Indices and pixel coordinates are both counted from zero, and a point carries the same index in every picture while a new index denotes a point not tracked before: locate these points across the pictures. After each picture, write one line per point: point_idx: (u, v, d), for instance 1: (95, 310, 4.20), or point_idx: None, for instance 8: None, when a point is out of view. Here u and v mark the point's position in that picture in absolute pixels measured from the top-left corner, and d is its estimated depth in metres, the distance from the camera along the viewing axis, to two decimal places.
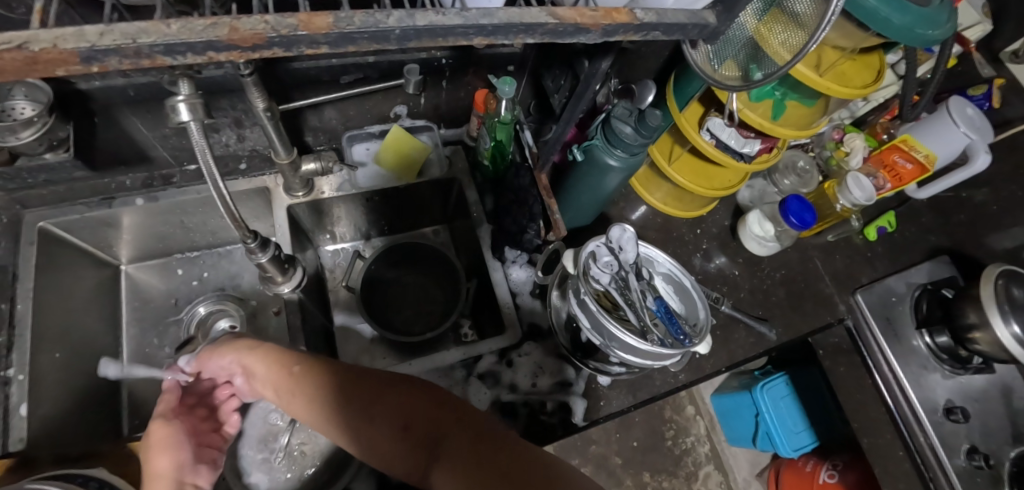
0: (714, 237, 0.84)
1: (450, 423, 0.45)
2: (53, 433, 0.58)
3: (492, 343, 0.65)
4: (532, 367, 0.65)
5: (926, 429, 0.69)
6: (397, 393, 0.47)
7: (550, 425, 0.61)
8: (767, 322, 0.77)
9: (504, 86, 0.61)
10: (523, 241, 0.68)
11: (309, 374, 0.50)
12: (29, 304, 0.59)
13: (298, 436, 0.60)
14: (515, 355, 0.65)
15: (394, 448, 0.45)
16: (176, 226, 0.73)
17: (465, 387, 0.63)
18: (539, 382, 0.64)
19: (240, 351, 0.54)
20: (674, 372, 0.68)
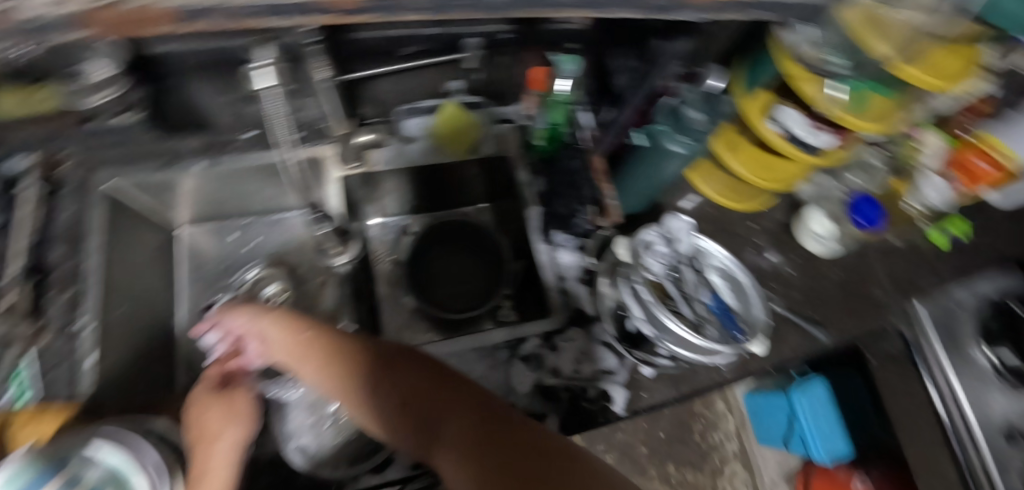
0: (768, 233, 0.80)
1: (456, 405, 0.38)
2: (118, 383, 0.61)
3: (539, 326, 0.63)
4: (575, 353, 0.64)
5: (981, 448, 0.65)
6: (397, 369, 0.41)
7: (591, 412, 0.60)
8: (819, 324, 0.74)
9: (567, 64, 0.60)
10: (573, 225, 0.68)
11: (310, 337, 0.44)
12: (98, 257, 0.62)
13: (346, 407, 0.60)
14: (559, 340, 0.64)
15: (396, 429, 0.39)
16: (233, 192, 0.75)
17: (507, 367, 0.63)
18: (581, 368, 0.63)
19: (252, 317, 0.48)
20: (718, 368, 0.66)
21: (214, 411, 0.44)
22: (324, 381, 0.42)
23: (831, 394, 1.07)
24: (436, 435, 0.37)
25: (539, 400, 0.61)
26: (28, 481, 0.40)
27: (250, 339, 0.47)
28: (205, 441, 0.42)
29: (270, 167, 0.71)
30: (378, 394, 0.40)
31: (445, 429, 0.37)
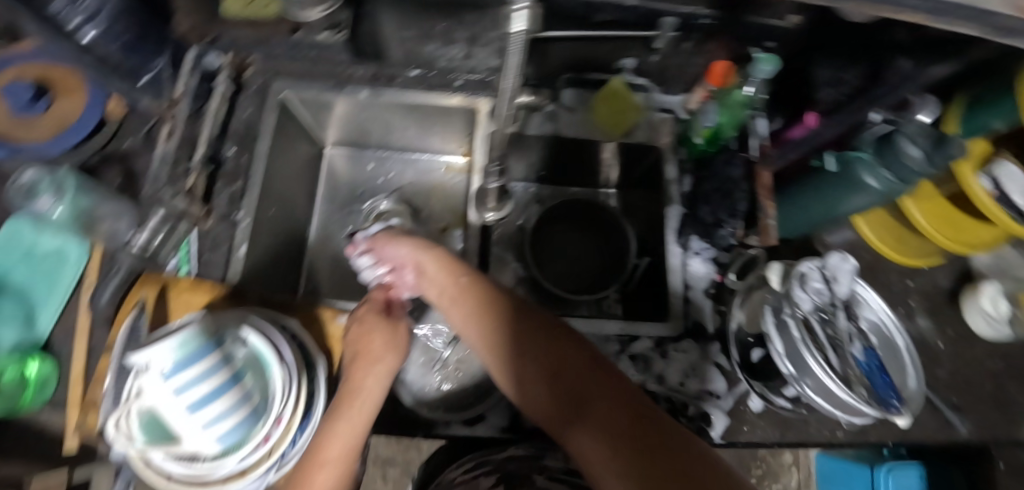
0: (926, 296, 0.71)
1: (603, 388, 0.40)
2: (258, 276, 0.66)
3: (653, 329, 0.62)
4: (685, 366, 0.61)
5: None
6: (550, 336, 0.43)
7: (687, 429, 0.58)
8: (961, 412, 0.65)
9: (765, 64, 0.55)
10: (715, 236, 0.63)
11: (462, 285, 0.47)
12: (261, 162, 0.66)
13: (459, 352, 0.63)
14: (671, 348, 0.61)
15: (537, 393, 0.42)
16: (382, 125, 0.78)
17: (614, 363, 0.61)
18: (688, 383, 0.60)
19: (417, 250, 0.52)
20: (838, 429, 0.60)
21: (378, 334, 0.48)
22: (471, 330, 0.45)
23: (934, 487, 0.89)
24: (580, 412, 0.39)
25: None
26: (197, 350, 0.44)
27: (409, 270, 0.52)
28: (366, 361, 0.46)
29: (424, 108, 0.71)
30: (525, 357, 0.43)
31: (593, 409, 0.39)
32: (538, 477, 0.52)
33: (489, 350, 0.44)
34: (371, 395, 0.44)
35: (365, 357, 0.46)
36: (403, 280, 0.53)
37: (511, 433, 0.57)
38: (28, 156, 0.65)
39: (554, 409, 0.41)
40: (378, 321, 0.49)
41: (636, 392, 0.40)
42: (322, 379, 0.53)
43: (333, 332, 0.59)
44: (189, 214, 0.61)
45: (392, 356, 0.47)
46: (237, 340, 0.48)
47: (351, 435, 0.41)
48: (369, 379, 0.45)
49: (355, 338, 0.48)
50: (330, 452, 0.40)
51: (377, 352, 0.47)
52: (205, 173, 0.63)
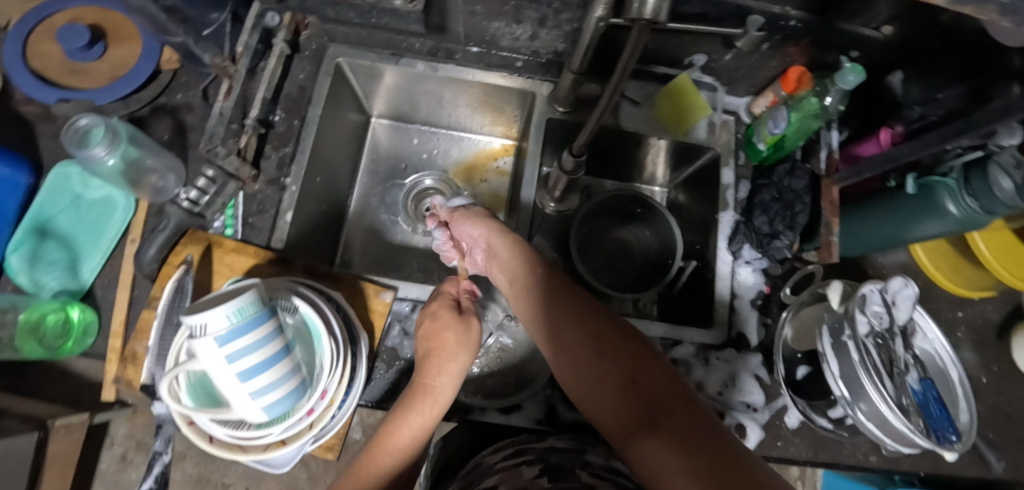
0: (975, 330, 0.69)
1: (677, 400, 0.40)
2: (301, 242, 0.66)
3: (696, 334, 0.61)
4: (725, 375, 0.59)
5: None
6: (627, 344, 0.44)
7: None
8: (997, 450, 0.64)
9: (850, 74, 0.53)
10: (769, 247, 0.61)
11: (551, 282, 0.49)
12: (311, 128, 0.65)
13: (501, 339, 0.63)
14: (713, 356, 0.60)
15: (612, 399, 0.42)
16: (433, 100, 0.76)
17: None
18: (726, 393, 0.59)
19: (491, 235, 0.54)
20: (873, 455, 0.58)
21: (452, 332, 0.49)
22: (549, 322, 0.47)
23: None
24: (656, 419, 0.39)
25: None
26: (250, 318, 0.41)
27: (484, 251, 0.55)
28: (439, 357, 0.48)
29: (481, 87, 0.70)
30: (604, 360, 0.43)
31: (667, 418, 0.38)
32: (583, 472, 0.46)
33: (564, 343, 0.46)
34: (445, 389, 0.47)
35: (434, 351, 0.48)
36: (473, 261, 0.58)
37: (546, 426, 0.56)
38: (84, 100, 0.64)
39: (625, 413, 0.41)
40: (456, 312, 0.51)
41: (708, 410, 0.39)
42: (365, 356, 0.53)
43: (375, 308, 0.58)
44: (239, 175, 0.60)
45: (464, 355, 0.49)
46: (287, 309, 0.48)
47: (425, 420, 0.45)
48: (439, 378, 0.47)
49: (425, 333, 0.50)
50: (397, 445, 0.44)
51: (451, 348, 0.48)
52: (257, 134, 0.62)
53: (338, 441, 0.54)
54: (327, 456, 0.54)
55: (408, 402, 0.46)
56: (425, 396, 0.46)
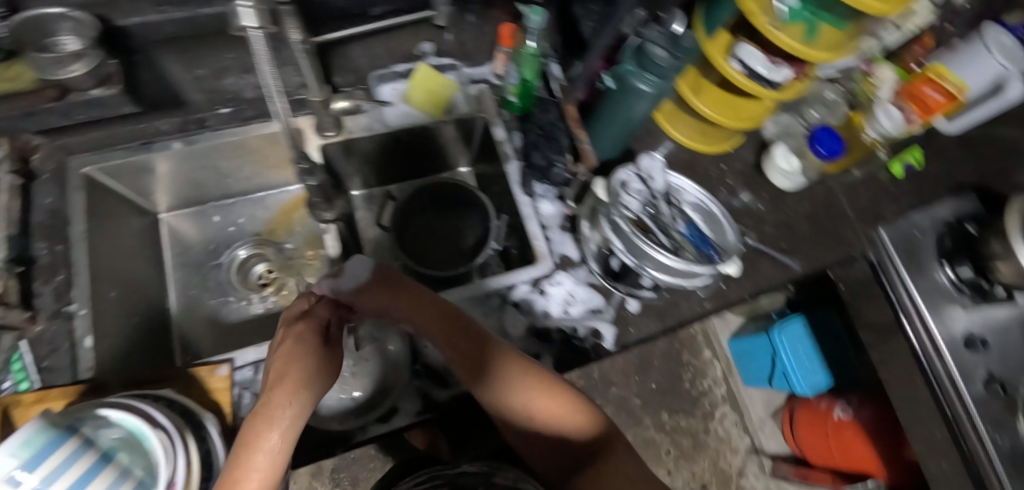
0: (739, 173, 0.84)
1: (587, 441, 0.55)
2: (119, 361, 0.62)
3: (525, 273, 0.65)
4: (563, 295, 0.65)
5: (944, 357, 0.77)
6: (551, 409, 0.53)
7: (582, 348, 0.63)
8: (791, 254, 0.78)
9: (533, 15, 0.64)
10: (551, 175, 0.68)
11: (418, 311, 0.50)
12: (81, 246, 0.62)
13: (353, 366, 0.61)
14: (546, 285, 0.66)
15: (541, 455, 0.58)
16: (212, 173, 0.75)
17: (501, 314, 0.64)
18: (572, 310, 0.65)
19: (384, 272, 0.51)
20: (699, 298, 0.69)
21: (307, 359, 0.44)
22: (484, 394, 0.52)
23: (807, 328, 1.24)
24: (576, 461, 0.56)
25: (534, 343, 0.63)
26: (49, 440, 0.39)
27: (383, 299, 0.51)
28: (289, 385, 0.41)
29: (248, 141, 0.71)
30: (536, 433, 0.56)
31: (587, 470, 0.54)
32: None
33: (497, 412, 0.54)
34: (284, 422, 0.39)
35: (278, 377, 0.42)
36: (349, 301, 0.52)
37: (429, 412, 0.59)
38: None
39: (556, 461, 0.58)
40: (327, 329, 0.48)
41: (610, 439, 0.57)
42: (218, 437, 0.52)
43: (216, 386, 0.56)
44: (10, 325, 0.55)
45: (319, 381, 0.43)
46: (100, 425, 0.45)
47: (271, 472, 0.37)
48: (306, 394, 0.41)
49: (281, 356, 0.44)
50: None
51: (295, 371, 0.42)
52: (14, 275, 0.57)
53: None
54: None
55: (247, 432, 0.38)
56: (264, 421, 0.38)
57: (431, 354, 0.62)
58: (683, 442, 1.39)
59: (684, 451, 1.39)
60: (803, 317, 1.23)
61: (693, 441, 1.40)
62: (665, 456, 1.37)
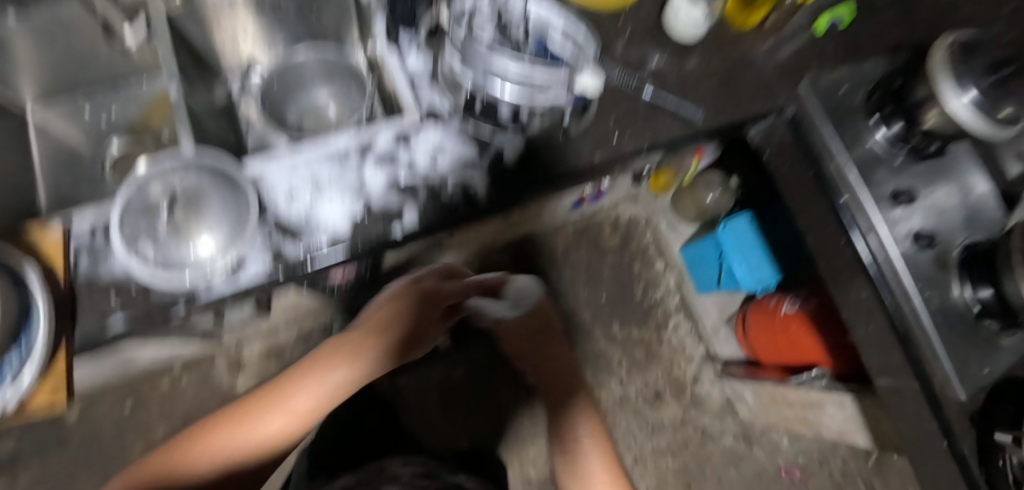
0: (642, 28, 0.76)
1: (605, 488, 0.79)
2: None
3: (388, 123, 0.59)
4: (431, 147, 0.59)
5: (869, 207, 0.67)
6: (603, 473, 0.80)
7: (451, 202, 0.57)
8: (695, 108, 0.70)
9: None
10: (417, 25, 0.65)
11: (377, 322, 0.82)
12: None
13: (181, 213, 0.53)
14: (412, 135, 0.59)
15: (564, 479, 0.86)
16: (70, 56, 0.71)
17: (358, 170, 0.57)
18: (440, 162, 0.59)
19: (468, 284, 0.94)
20: (583, 148, 0.63)
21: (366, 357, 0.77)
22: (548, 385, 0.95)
23: (754, 222, 1.22)
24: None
25: (397, 196, 0.56)
26: None
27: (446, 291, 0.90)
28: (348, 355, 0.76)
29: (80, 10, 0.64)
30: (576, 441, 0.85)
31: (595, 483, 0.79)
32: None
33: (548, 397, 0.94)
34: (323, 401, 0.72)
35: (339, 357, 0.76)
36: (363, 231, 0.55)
37: (280, 266, 0.53)
38: None
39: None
40: (352, 343, 0.78)
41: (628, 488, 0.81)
42: (40, 289, 0.48)
43: (47, 243, 0.52)
44: None
45: (372, 361, 0.78)
46: None
47: (308, 399, 0.71)
48: (298, 400, 0.71)
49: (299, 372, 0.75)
50: (226, 439, 0.65)
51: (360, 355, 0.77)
52: None
53: (70, 389, 0.50)
54: (62, 408, 0.50)
55: (307, 388, 0.72)
56: (309, 385, 0.72)
57: (281, 208, 0.55)
58: (635, 353, 1.43)
59: (637, 361, 1.43)
60: (750, 212, 1.22)
61: (645, 351, 1.44)
62: (617, 366, 1.41)
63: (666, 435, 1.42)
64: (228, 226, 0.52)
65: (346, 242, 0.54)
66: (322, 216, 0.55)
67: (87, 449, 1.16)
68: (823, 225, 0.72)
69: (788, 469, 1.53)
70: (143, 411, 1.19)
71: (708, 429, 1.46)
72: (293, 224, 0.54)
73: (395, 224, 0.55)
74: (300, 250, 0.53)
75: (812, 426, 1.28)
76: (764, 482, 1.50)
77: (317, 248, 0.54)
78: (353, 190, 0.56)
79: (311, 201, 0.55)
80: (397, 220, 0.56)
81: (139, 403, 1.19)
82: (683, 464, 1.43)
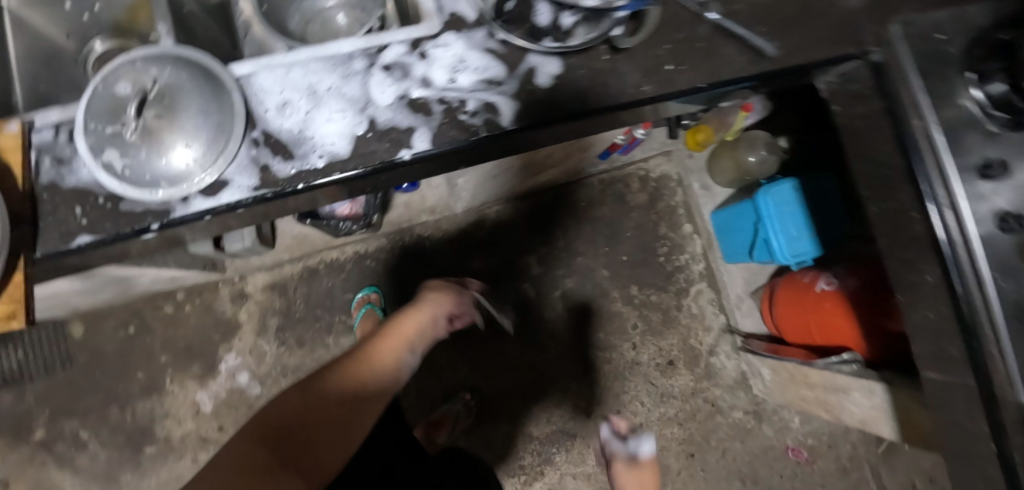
0: None
1: None
2: None
3: (403, 30, 0.49)
4: (451, 61, 0.50)
5: (950, 180, 0.51)
6: None
7: (470, 127, 0.48)
8: (767, 37, 0.57)
9: None
10: None
11: (373, 353, 0.69)
12: None
13: (155, 115, 0.44)
14: (430, 46, 0.50)
15: None
16: None
17: (363, 79, 0.48)
18: (459, 78, 0.49)
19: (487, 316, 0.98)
20: (628, 75, 0.52)
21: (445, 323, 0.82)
22: None
23: (798, 192, 1.13)
24: None
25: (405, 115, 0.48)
26: None
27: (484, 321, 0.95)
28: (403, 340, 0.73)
29: None
30: None
31: None
32: None
33: None
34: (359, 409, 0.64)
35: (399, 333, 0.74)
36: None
37: (271, 187, 0.45)
38: None
39: None
40: (363, 363, 0.67)
41: None
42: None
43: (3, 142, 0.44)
44: None
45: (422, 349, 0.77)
46: None
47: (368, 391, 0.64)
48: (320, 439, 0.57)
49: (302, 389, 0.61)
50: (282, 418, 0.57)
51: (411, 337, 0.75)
52: None
53: (29, 308, 0.44)
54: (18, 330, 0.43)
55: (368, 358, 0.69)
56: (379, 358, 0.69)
57: (273, 119, 0.46)
58: (652, 318, 1.36)
59: (653, 327, 1.36)
60: (794, 181, 1.13)
61: (662, 317, 1.37)
62: (632, 330, 1.34)
63: (675, 404, 1.37)
64: (213, 134, 0.44)
65: (344, 167, 0.46)
66: (321, 130, 0.47)
67: (89, 368, 1.15)
68: (893, 194, 0.58)
69: (795, 448, 1.48)
70: (145, 335, 1.16)
71: (719, 402, 1.41)
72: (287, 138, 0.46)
73: (402, 149, 0.47)
74: (293, 170, 0.46)
75: (831, 410, 1.20)
76: (769, 457, 1.46)
77: (314, 166, 0.46)
78: (352, 103, 0.47)
79: (310, 112, 0.47)
80: (406, 145, 0.47)
81: (141, 326, 1.17)
82: (690, 433, 1.39)
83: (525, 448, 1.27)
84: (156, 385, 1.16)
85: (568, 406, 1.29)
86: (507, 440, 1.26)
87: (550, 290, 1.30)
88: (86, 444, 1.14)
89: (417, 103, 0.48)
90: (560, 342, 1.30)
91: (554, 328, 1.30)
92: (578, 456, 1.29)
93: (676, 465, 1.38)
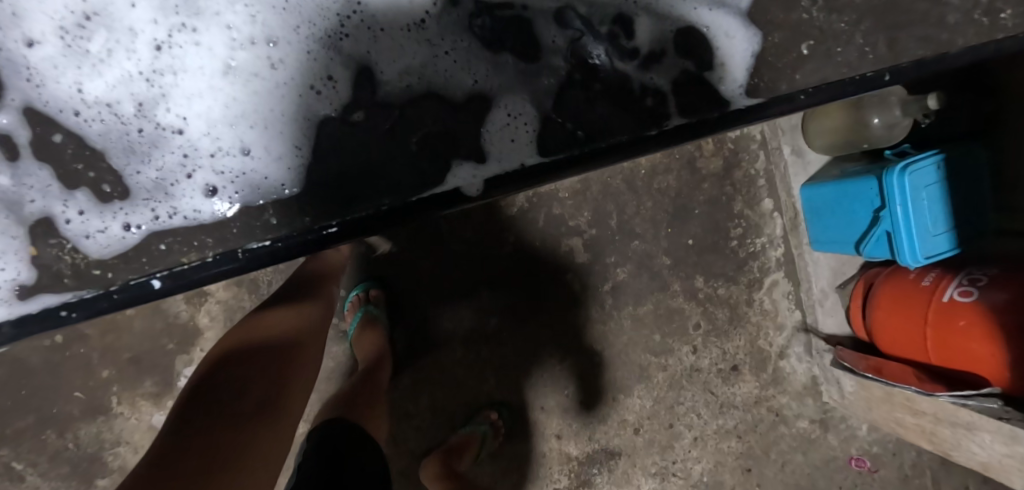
0: None
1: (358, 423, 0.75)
2: None
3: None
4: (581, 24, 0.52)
5: None
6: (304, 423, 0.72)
7: (591, 115, 0.51)
8: None
9: None
10: None
11: (293, 365, 0.73)
12: None
13: None
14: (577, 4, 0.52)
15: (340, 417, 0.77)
16: None
17: (267, 61, 0.52)
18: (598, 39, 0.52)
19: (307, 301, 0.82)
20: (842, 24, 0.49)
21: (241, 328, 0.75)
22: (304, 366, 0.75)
23: (939, 172, 0.84)
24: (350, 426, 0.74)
25: (479, 86, 0.52)
26: None
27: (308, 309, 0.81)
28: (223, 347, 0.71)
29: None
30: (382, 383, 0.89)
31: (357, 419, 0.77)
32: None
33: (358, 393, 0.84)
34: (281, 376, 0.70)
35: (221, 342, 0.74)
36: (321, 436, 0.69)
37: (112, 275, 0.49)
38: None
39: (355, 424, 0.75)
40: (274, 351, 0.72)
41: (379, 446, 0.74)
42: None
43: None
44: None
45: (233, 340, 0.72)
46: None
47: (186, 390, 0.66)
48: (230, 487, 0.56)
49: (187, 444, 0.57)
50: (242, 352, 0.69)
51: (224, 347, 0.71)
52: None
53: None
54: None
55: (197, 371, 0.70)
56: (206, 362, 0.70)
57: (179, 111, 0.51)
58: (717, 316, 1.11)
59: (718, 326, 1.11)
60: (939, 155, 0.83)
61: (730, 314, 1.12)
62: (693, 330, 1.10)
63: (735, 416, 1.15)
64: (72, 62, 0.51)
65: (318, 218, 0.51)
66: (185, 101, 0.52)
67: (15, 383, 0.90)
68: None
69: (858, 458, 1.22)
70: (77, 343, 0.90)
71: (784, 411, 1.19)
72: (136, 142, 0.51)
73: (456, 168, 0.51)
74: (136, 234, 0.50)
75: (937, 442, 0.98)
76: (833, 472, 1.22)
77: (157, 225, 0.51)
78: (338, 59, 0.52)
79: (170, 74, 0.51)
80: (517, 124, 0.52)
81: (71, 332, 0.90)
82: (748, 447, 1.18)
83: (559, 470, 1.08)
84: (99, 406, 0.92)
85: (614, 421, 1.08)
86: (537, 457, 1.07)
87: (597, 282, 1.05)
88: (21, 475, 0.93)
89: (291, 102, 0.52)
90: (612, 342, 1.07)
91: (598, 328, 1.07)
92: (622, 477, 1.10)
93: (730, 482, 1.18)
